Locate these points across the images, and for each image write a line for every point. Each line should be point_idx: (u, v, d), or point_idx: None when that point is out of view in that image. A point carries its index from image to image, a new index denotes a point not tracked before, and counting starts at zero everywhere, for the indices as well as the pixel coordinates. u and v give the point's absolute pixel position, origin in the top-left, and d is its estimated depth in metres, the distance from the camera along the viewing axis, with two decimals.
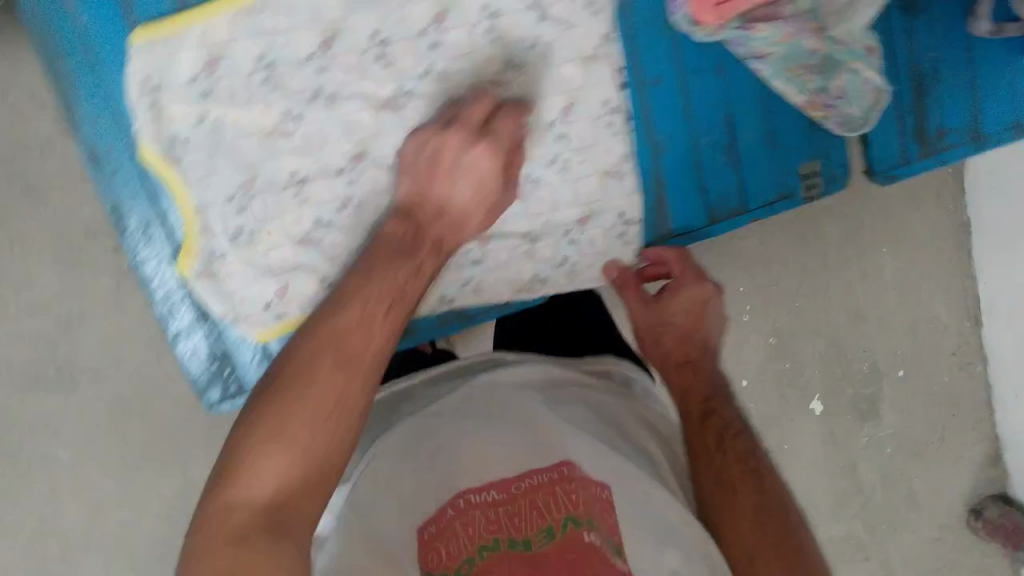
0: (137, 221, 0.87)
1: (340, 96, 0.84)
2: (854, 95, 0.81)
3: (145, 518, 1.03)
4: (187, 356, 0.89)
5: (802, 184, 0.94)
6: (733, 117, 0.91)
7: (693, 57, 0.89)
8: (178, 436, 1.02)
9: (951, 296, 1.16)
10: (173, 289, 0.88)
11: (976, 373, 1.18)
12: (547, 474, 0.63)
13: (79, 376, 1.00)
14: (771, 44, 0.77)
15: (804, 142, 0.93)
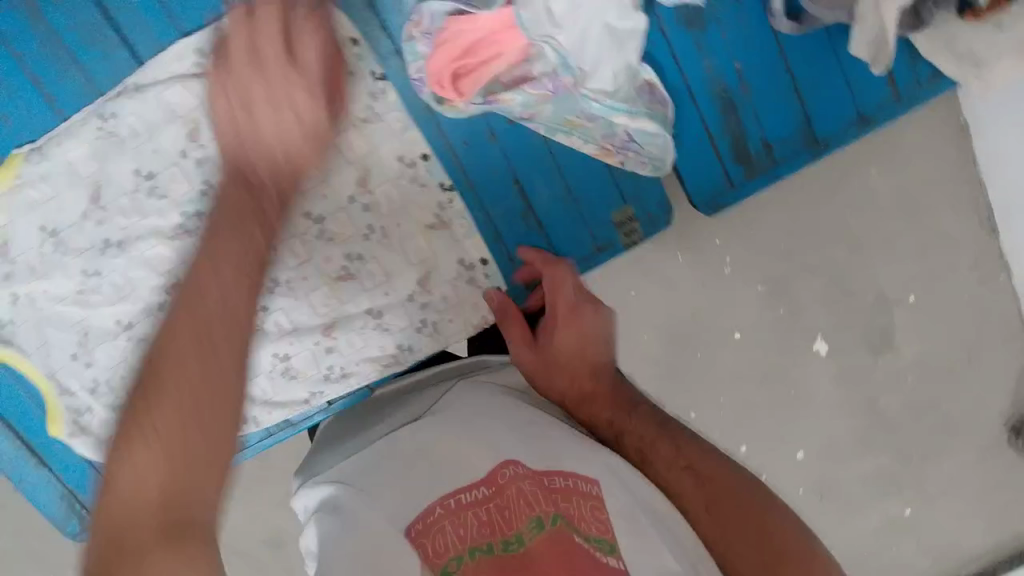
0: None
1: (129, 240, 0.87)
2: (642, 136, 0.86)
3: None
4: (37, 494, 0.91)
5: (619, 233, 0.91)
6: (526, 179, 0.89)
7: (463, 131, 0.87)
8: None
9: (961, 206, 1.06)
10: (10, 445, 0.90)
11: (1001, 283, 1.09)
12: (529, 484, 0.63)
13: None
14: (536, 105, 0.84)
15: (611, 191, 0.90)
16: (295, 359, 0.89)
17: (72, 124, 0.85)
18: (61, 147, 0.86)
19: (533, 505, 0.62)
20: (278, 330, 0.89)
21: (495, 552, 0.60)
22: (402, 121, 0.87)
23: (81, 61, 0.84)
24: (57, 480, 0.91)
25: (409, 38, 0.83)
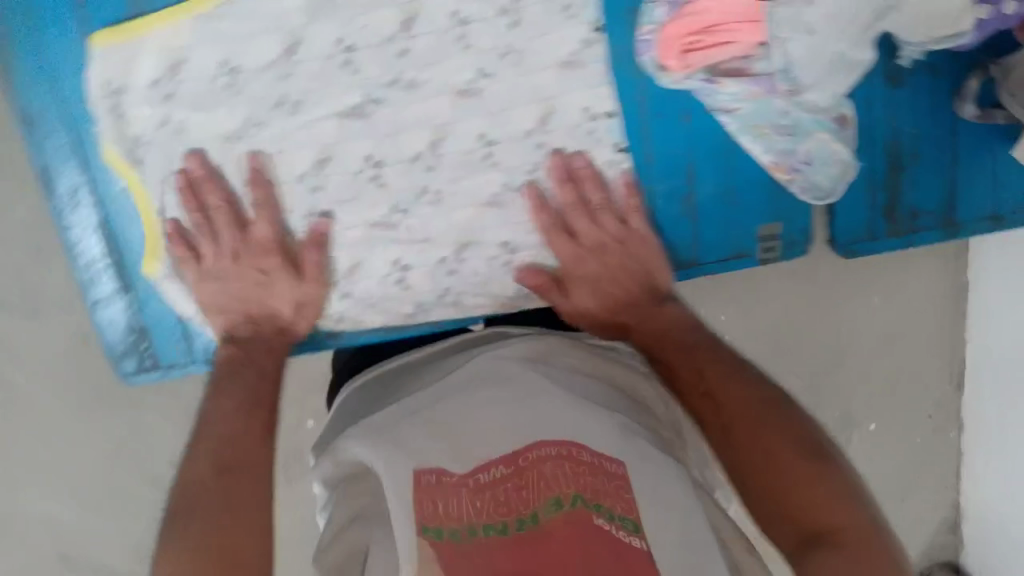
0: (66, 186, 0.80)
1: (307, 104, 0.77)
2: (820, 159, 0.79)
3: (103, 451, 1.04)
4: (105, 325, 0.83)
5: (758, 246, 0.86)
6: (697, 166, 0.82)
7: (660, 97, 0.80)
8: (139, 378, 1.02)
9: (939, 358, 1.13)
10: (97, 255, 0.82)
11: (950, 439, 1.16)
12: (555, 450, 0.64)
13: (44, 307, 0.99)
14: (738, 101, 0.78)
15: (765, 201, 0.84)
16: (413, 273, 0.83)
17: None
18: None
19: (553, 487, 0.61)
20: (408, 235, 0.81)
21: (509, 531, 0.59)
22: (603, 82, 0.79)
23: None
24: (134, 313, 0.84)
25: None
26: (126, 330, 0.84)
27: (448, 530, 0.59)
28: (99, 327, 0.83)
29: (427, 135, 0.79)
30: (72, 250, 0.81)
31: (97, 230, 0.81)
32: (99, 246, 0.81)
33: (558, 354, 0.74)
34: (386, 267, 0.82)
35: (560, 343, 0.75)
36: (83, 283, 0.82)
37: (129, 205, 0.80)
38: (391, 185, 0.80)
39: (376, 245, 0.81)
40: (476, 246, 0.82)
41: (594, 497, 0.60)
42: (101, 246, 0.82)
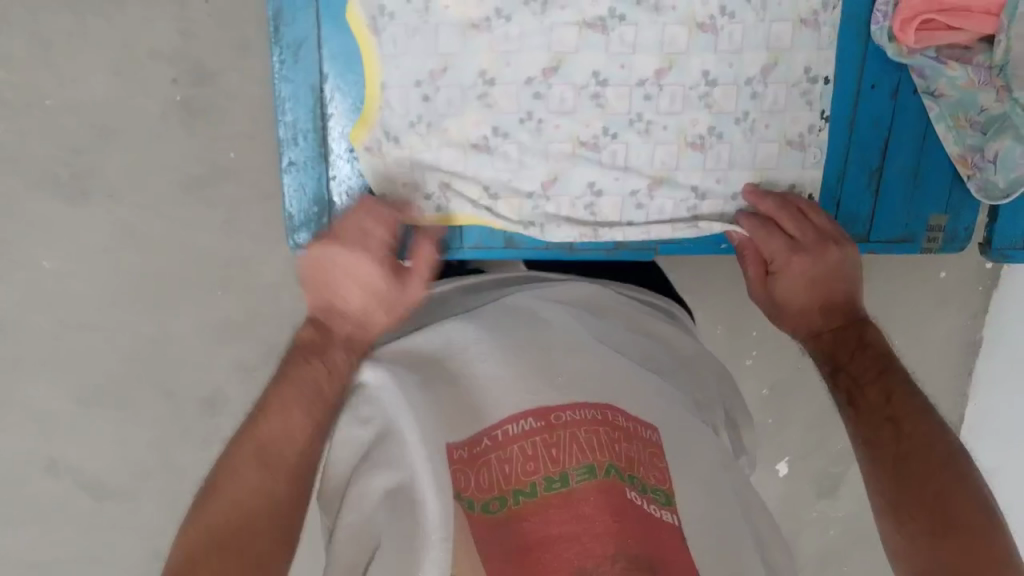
0: (292, 37, 0.75)
1: (554, 5, 0.75)
2: (1005, 163, 0.73)
3: (119, 354, 0.99)
4: (290, 189, 0.78)
5: (924, 234, 0.82)
6: (892, 141, 0.79)
7: (877, 68, 0.78)
8: (174, 285, 0.98)
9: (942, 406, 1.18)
10: (303, 117, 0.77)
11: None
12: (589, 411, 0.58)
13: (93, 192, 0.94)
14: (953, 86, 0.73)
15: (945, 190, 0.81)
16: (605, 198, 0.80)
17: None
18: None
19: (586, 452, 0.55)
20: (608, 159, 0.79)
21: (539, 494, 0.54)
22: (830, 40, 0.77)
23: None
24: (323, 182, 0.79)
25: None
26: (310, 198, 0.79)
27: (481, 502, 0.54)
28: (287, 192, 0.78)
29: (655, 63, 0.77)
30: (279, 108, 0.76)
31: (311, 91, 0.77)
32: (310, 110, 0.77)
33: (606, 308, 0.73)
34: (580, 187, 0.80)
35: (602, 291, 0.74)
36: (284, 143, 0.77)
37: (356, 70, 0.76)
38: (611, 108, 0.78)
39: (578, 164, 0.79)
40: (676, 184, 0.80)
41: (628, 466, 0.56)
42: (310, 108, 0.77)
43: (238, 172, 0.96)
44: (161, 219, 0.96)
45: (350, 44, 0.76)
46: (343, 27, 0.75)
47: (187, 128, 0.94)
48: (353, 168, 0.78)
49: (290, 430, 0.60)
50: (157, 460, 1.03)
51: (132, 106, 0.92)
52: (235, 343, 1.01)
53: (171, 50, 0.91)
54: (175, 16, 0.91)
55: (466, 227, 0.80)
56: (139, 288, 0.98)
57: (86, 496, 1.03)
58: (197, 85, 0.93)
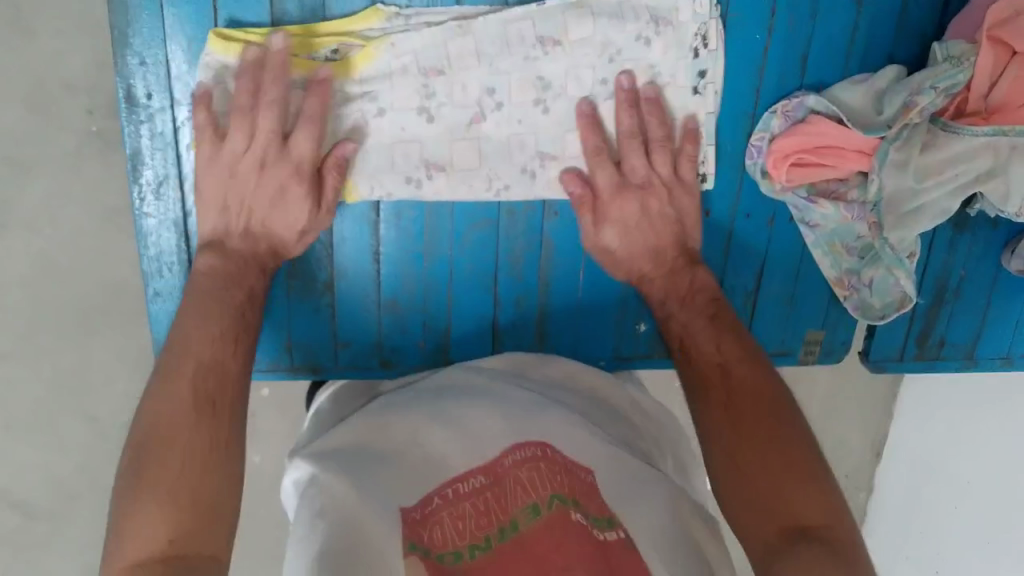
0: (153, 175, 0.80)
1: (445, 108, 0.80)
2: (879, 289, 0.82)
3: (44, 382, 1.00)
4: (157, 317, 0.83)
5: (801, 348, 0.92)
6: (766, 268, 0.88)
7: (749, 201, 0.86)
8: (98, 315, 0.98)
9: (867, 427, 1.21)
10: (167, 249, 0.82)
11: (859, 498, 1.25)
12: (530, 450, 0.70)
13: (10, 224, 0.93)
14: (825, 220, 0.82)
15: (818, 311, 0.90)
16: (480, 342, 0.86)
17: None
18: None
19: (529, 489, 0.66)
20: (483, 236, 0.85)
21: (492, 545, 0.63)
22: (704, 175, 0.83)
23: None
24: None
25: (772, 111, 0.82)
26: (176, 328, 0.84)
27: (437, 551, 0.63)
28: (156, 319, 0.83)
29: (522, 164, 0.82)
30: (142, 242, 0.81)
31: (173, 224, 0.82)
32: (175, 243, 0.82)
33: (554, 374, 0.83)
34: (415, 96, 0.80)
35: (545, 361, 0.83)
36: (149, 273, 0.82)
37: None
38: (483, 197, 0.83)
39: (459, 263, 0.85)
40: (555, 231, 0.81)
41: (570, 493, 0.66)
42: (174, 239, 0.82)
43: None
44: (82, 249, 0.95)
45: None
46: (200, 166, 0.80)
47: (104, 160, 0.92)
48: None
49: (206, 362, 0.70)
50: (85, 483, 1.04)
51: (46, 138, 0.91)
52: None
53: (86, 83, 0.89)
54: (86, 47, 0.88)
55: (340, 349, 0.87)
56: (62, 317, 0.98)
57: (14, 517, 1.03)
58: (115, 119, 0.91)
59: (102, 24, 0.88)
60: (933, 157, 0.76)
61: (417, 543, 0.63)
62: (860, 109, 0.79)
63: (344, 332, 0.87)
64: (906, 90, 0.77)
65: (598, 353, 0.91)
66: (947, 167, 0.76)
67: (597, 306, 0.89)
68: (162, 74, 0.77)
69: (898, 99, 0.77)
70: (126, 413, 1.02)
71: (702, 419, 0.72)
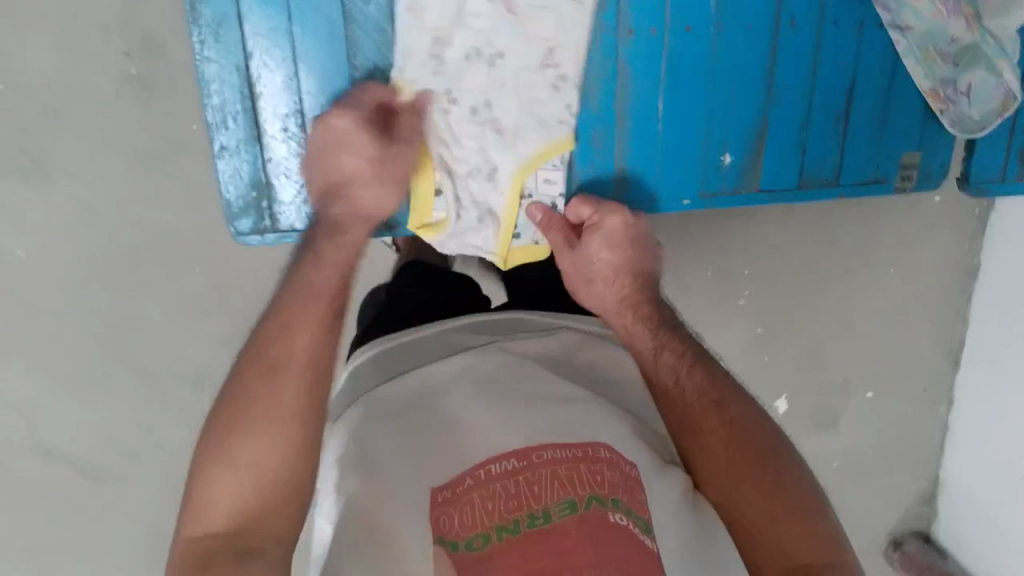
0: (212, 16, 0.72)
1: None
2: (980, 97, 0.82)
3: (98, 338, 0.98)
4: (226, 175, 0.76)
5: (897, 174, 0.88)
6: (856, 85, 0.84)
7: (837, 5, 0.80)
8: (147, 266, 0.97)
9: (938, 339, 1.16)
10: (230, 97, 0.74)
11: (937, 414, 1.20)
12: (571, 450, 0.60)
13: (51, 176, 0.92)
14: (916, 18, 0.79)
15: (915, 127, 0.86)
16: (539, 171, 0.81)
17: None
18: None
19: (566, 486, 0.57)
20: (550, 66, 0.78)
21: (521, 530, 0.55)
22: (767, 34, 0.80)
23: None
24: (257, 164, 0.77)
25: None
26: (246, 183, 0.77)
27: (464, 540, 0.55)
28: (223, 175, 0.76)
29: None
30: (204, 90, 0.73)
31: (236, 67, 0.73)
32: (237, 87, 0.74)
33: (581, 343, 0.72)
34: None
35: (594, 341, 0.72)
36: (214, 127, 0.74)
37: (311, 41, 0.74)
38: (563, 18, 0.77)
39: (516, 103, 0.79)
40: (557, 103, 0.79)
41: (610, 492, 0.58)
42: (235, 85, 0.74)
43: (201, 145, 0.93)
44: (125, 198, 0.94)
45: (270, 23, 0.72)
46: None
47: (143, 103, 0.91)
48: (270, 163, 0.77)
49: (326, 276, 0.66)
50: (145, 440, 1.03)
51: (82, 84, 0.89)
52: (217, 317, 1.01)
53: (117, 21, 0.87)
54: None
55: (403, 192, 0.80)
56: (111, 271, 0.96)
57: (76, 479, 1.03)
58: (150, 60, 0.89)
59: None
60: None
61: (444, 535, 0.56)
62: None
63: None
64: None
65: (683, 193, 0.84)
66: None
67: (682, 146, 0.82)
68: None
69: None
70: (182, 365, 1.01)
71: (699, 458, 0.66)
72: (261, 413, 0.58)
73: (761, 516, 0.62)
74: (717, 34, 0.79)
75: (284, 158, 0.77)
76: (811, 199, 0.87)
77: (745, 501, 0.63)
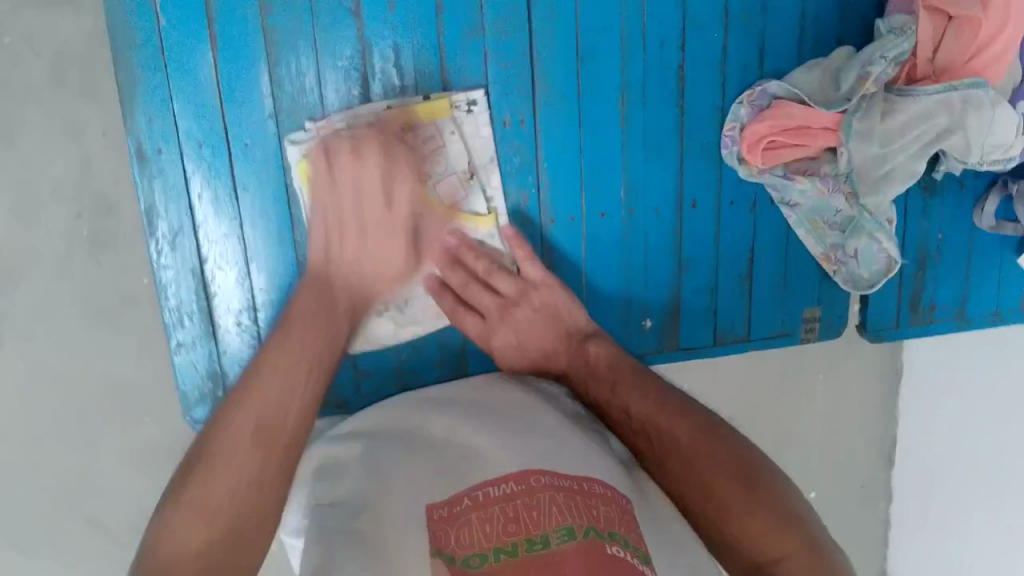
0: (169, 227, 0.81)
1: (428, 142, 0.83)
2: (867, 260, 0.86)
3: (49, 494, 0.97)
4: (183, 368, 0.85)
5: (800, 327, 0.95)
6: (756, 252, 0.92)
7: (731, 190, 0.90)
8: (100, 418, 0.97)
9: (870, 429, 1.20)
10: (187, 299, 0.83)
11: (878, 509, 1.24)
12: (568, 480, 0.71)
13: (3, 336, 0.93)
14: (804, 196, 0.85)
15: (812, 290, 0.94)
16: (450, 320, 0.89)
17: (459, 50, 0.82)
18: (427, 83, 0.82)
19: (564, 517, 0.67)
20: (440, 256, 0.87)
21: (519, 552, 0.64)
22: (682, 201, 0.89)
23: (444, 26, 0.81)
24: (211, 357, 0.86)
25: (738, 101, 0.86)
26: (203, 373, 0.86)
27: (461, 557, 0.65)
28: (179, 371, 0.84)
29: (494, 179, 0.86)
30: (163, 295, 0.82)
31: (191, 273, 0.83)
32: (194, 291, 0.83)
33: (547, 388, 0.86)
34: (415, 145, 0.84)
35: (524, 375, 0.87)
36: (171, 326, 0.83)
37: (259, 246, 0.84)
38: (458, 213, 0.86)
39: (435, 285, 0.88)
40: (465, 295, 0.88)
41: (607, 526, 0.67)
42: (192, 289, 0.83)
43: (152, 296, 0.95)
44: (78, 353, 0.95)
45: (223, 241, 0.83)
46: (213, 216, 0.82)
47: (94, 260, 0.93)
48: (220, 356, 0.86)
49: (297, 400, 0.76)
50: None
51: (36, 244, 0.91)
52: (170, 465, 1.00)
53: (70, 185, 0.91)
54: (69, 150, 0.90)
55: (360, 376, 0.89)
56: (62, 425, 0.96)
57: None
58: (102, 218, 0.92)
59: (84, 126, 0.90)
60: (893, 122, 0.80)
61: (442, 550, 0.65)
62: (817, 90, 0.83)
63: (361, 361, 0.88)
64: (859, 63, 0.81)
65: None
66: (909, 128, 0.79)
67: (602, 301, 0.91)
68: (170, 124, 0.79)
69: (853, 74, 0.81)
70: (138, 515, 1.01)
71: (672, 486, 0.77)
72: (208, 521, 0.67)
73: (746, 533, 0.71)
74: (628, 218, 0.89)
75: (235, 350, 0.86)
76: (723, 353, 0.94)
77: (717, 508, 0.74)
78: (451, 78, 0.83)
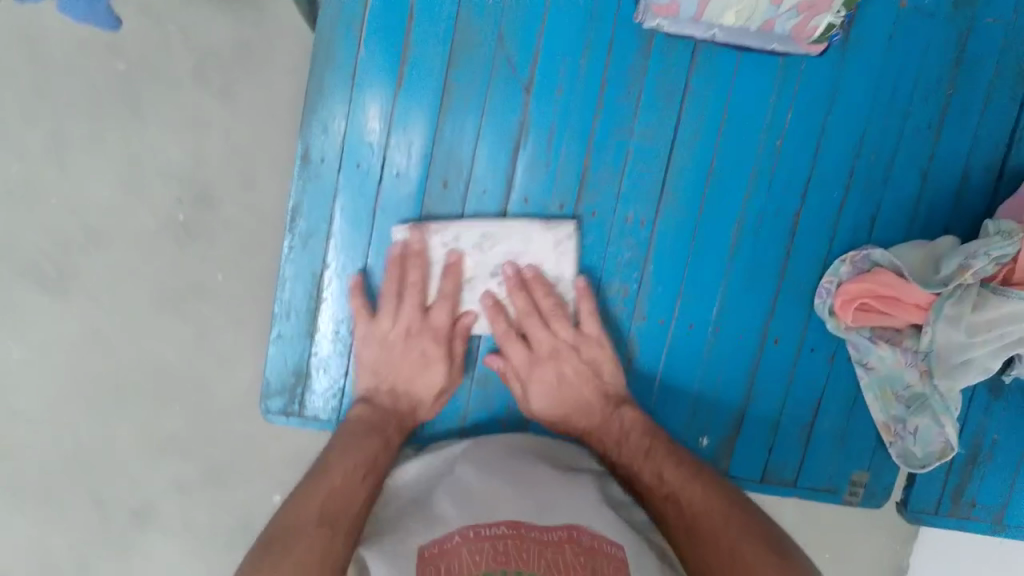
0: (306, 228, 0.86)
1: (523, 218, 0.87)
2: (924, 439, 0.86)
3: (62, 454, 0.99)
4: (273, 357, 0.88)
5: (846, 487, 0.94)
6: (822, 404, 0.93)
7: (816, 337, 0.92)
8: (132, 394, 0.99)
9: None
10: (299, 296, 0.87)
11: None
12: (556, 532, 0.72)
13: (71, 292, 0.96)
14: (882, 361, 0.87)
15: (867, 453, 0.94)
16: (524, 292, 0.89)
17: (607, 144, 0.87)
18: (569, 166, 0.87)
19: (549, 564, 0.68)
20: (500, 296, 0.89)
21: None
22: (767, 335, 0.91)
23: (601, 111, 0.86)
24: (302, 357, 0.88)
25: (840, 259, 0.89)
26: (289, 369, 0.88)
27: None
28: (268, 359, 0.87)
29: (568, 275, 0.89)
30: (279, 284, 0.86)
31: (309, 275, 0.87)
32: (307, 291, 0.87)
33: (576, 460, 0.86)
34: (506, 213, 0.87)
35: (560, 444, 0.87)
36: (277, 317, 0.86)
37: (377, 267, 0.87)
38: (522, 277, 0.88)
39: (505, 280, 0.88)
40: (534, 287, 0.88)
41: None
42: (305, 288, 0.87)
43: (219, 293, 0.98)
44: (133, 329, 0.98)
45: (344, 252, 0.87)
46: (345, 228, 0.86)
47: (178, 246, 0.97)
48: (308, 359, 0.88)
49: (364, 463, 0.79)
50: (74, 564, 1.01)
51: (131, 217, 0.96)
52: (181, 460, 1.01)
53: (178, 171, 0.96)
54: (188, 140, 0.95)
55: None
56: (95, 392, 0.98)
57: None
58: (198, 210, 0.97)
59: (210, 122, 0.95)
60: (983, 314, 0.81)
61: None
62: (915, 266, 0.86)
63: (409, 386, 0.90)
64: (961, 254, 0.82)
65: None
66: (996, 325, 0.80)
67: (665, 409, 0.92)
68: (338, 141, 0.85)
69: (955, 261, 0.82)
70: (136, 499, 1.01)
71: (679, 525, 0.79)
72: (306, 538, 0.69)
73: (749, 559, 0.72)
74: (715, 335, 0.91)
75: (324, 359, 0.88)
76: (764, 492, 0.94)
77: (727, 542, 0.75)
78: (591, 173, 0.87)
